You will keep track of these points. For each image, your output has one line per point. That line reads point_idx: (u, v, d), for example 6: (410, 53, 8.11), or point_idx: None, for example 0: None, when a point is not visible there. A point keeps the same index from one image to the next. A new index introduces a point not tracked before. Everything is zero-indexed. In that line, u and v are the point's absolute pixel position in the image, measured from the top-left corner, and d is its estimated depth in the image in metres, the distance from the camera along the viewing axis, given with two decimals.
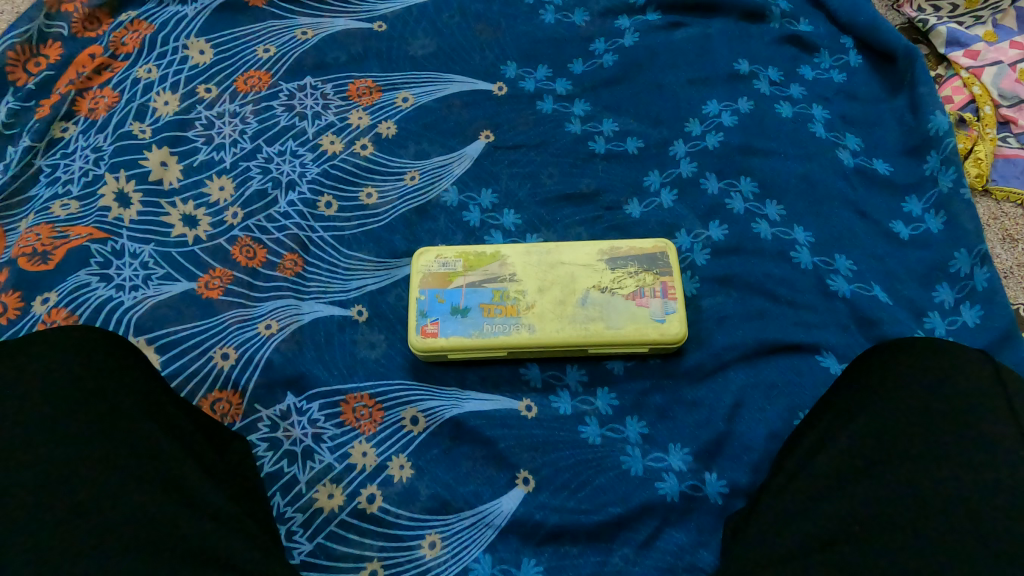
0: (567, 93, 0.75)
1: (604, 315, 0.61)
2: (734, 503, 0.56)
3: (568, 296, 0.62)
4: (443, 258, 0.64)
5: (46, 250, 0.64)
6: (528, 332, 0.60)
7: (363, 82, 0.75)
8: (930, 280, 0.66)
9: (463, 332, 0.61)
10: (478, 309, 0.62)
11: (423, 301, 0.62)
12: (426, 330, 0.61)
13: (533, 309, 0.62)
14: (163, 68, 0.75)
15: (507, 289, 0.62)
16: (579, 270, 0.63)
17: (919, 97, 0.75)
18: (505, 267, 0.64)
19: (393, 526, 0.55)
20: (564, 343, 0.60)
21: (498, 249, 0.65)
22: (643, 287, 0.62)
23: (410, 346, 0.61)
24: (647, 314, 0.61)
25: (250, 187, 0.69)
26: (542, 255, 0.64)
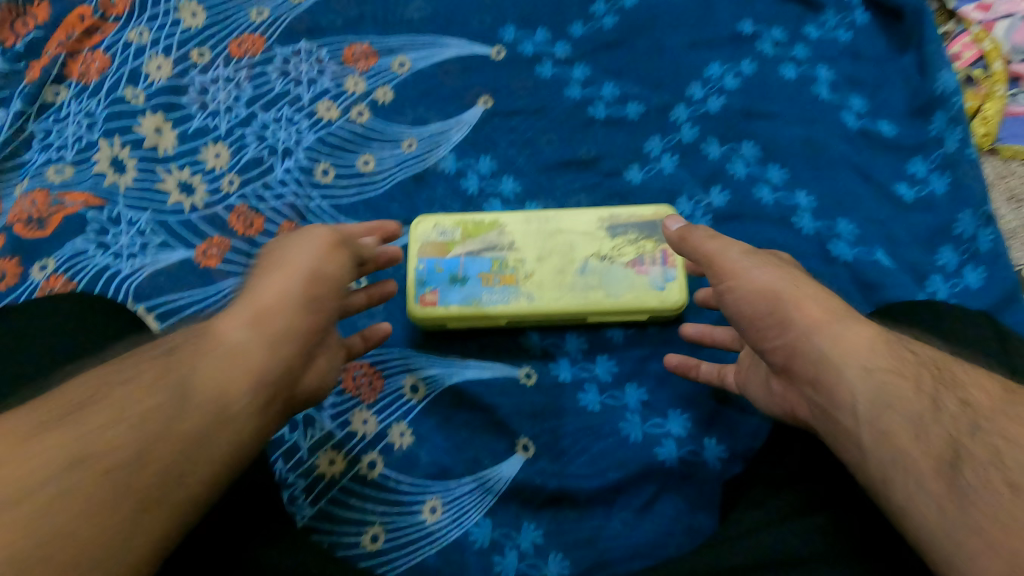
0: (567, 57, 0.74)
1: (603, 284, 0.61)
2: (733, 468, 0.57)
3: (567, 264, 0.61)
4: (441, 226, 0.63)
5: (42, 218, 0.64)
6: (527, 301, 0.60)
7: (358, 46, 0.74)
8: (933, 244, 0.66)
9: (461, 302, 0.60)
10: (477, 279, 0.61)
11: (421, 270, 0.61)
12: (425, 299, 0.60)
13: (533, 278, 0.61)
14: (155, 31, 0.73)
15: (506, 258, 0.62)
16: (579, 238, 0.63)
17: (926, 56, 0.73)
18: (504, 236, 0.63)
19: (394, 491, 0.56)
20: (563, 312, 0.60)
21: (496, 217, 0.64)
22: (643, 255, 0.62)
23: (409, 316, 0.61)
24: (647, 282, 0.61)
25: (246, 154, 0.68)
26: (541, 223, 0.63)
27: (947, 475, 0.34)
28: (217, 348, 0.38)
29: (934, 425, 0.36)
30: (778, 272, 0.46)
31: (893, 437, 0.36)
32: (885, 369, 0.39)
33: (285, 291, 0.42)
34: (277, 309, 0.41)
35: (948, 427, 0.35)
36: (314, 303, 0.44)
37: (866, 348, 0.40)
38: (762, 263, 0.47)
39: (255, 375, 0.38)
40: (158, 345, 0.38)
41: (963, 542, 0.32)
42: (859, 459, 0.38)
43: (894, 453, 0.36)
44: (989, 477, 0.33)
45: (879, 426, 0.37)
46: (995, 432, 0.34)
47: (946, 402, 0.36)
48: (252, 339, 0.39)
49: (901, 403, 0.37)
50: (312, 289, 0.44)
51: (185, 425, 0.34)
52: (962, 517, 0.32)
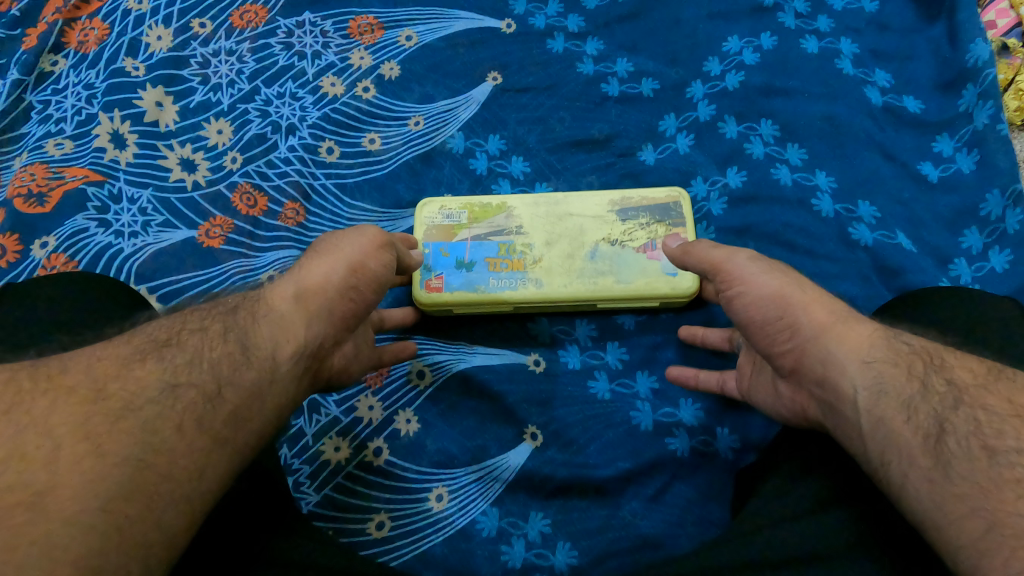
0: (579, 31, 0.71)
1: (614, 269, 0.59)
2: (745, 457, 0.55)
3: (576, 249, 0.60)
4: (448, 210, 0.62)
5: (42, 192, 0.63)
6: (535, 287, 0.59)
7: (364, 19, 0.72)
8: (958, 225, 0.63)
9: (467, 287, 0.59)
10: (483, 264, 0.60)
11: (428, 255, 0.60)
12: (431, 284, 0.59)
13: (541, 263, 0.60)
14: (154, 0, 0.71)
15: (514, 243, 0.61)
16: (588, 222, 0.61)
17: (958, 25, 0.70)
18: (512, 220, 0.62)
19: (400, 478, 0.55)
20: (572, 298, 0.59)
21: (504, 200, 0.63)
22: (655, 240, 0.60)
23: (416, 302, 0.60)
24: (658, 267, 0.59)
25: (249, 131, 0.67)
26: (550, 206, 0.62)
27: (933, 449, 0.34)
28: (267, 317, 0.41)
29: (922, 403, 0.36)
30: (783, 276, 0.45)
31: (887, 420, 0.36)
32: (881, 360, 0.39)
33: (328, 279, 0.44)
34: (319, 293, 0.43)
35: (934, 404, 0.36)
36: (351, 294, 0.45)
37: (864, 341, 0.40)
38: (772, 267, 0.46)
39: (295, 346, 0.41)
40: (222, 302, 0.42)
41: (951, 512, 0.32)
42: (859, 447, 0.38)
43: (889, 436, 0.36)
44: (969, 444, 0.33)
45: (875, 412, 0.37)
46: (975, 406, 0.35)
47: (934, 382, 0.36)
48: (294, 313, 0.42)
49: (893, 388, 0.37)
50: (352, 281, 0.45)
51: (244, 375, 0.38)
52: (948, 487, 0.33)
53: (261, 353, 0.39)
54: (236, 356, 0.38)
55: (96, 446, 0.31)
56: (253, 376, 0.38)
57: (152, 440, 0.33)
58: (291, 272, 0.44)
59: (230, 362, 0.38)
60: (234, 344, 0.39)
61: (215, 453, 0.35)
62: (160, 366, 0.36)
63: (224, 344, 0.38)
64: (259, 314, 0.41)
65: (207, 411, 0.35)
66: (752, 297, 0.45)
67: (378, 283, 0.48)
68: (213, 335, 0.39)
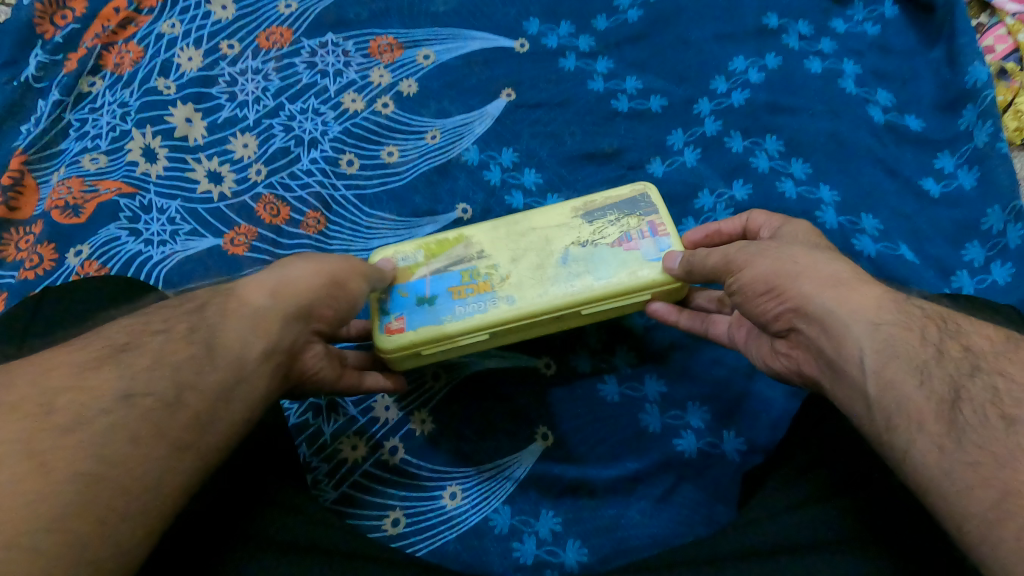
0: (590, 50, 0.74)
1: (590, 267, 0.54)
2: (752, 460, 0.57)
3: (545, 258, 0.55)
4: (401, 253, 0.57)
5: (77, 204, 0.66)
6: (509, 305, 0.53)
7: (384, 39, 0.75)
8: (960, 239, 0.65)
9: (434, 322, 0.53)
10: (447, 294, 0.54)
11: (386, 300, 0.54)
12: (393, 327, 0.53)
13: (510, 280, 0.54)
14: (186, 23, 0.75)
15: (476, 267, 0.55)
16: (553, 232, 0.57)
17: (957, 48, 0.72)
18: (471, 247, 0.56)
19: (415, 477, 0.57)
20: (553, 308, 0.53)
21: (459, 231, 0.57)
22: (629, 232, 0.56)
23: (380, 351, 0.53)
24: (639, 256, 0.55)
25: (274, 144, 0.70)
26: (510, 226, 0.57)
27: (946, 416, 0.34)
28: (242, 313, 0.41)
29: (936, 368, 0.36)
30: (774, 254, 0.45)
31: (897, 384, 0.36)
32: (891, 323, 0.38)
33: (310, 282, 0.45)
34: (298, 291, 0.44)
35: (949, 371, 0.36)
36: (329, 303, 0.46)
37: (871, 305, 0.40)
38: (764, 247, 0.46)
39: (267, 343, 0.41)
40: (190, 299, 0.42)
41: (959, 482, 0.32)
42: (864, 413, 0.38)
43: (898, 400, 0.36)
44: (985, 413, 0.33)
45: (884, 375, 0.37)
46: (993, 373, 0.35)
47: (949, 348, 0.37)
48: (271, 309, 0.42)
49: (905, 351, 0.37)
50: (331, 290, 0.46)
51: (209, 377, 0.37)
52: (957, 455, 0.33)
53: (228, 354, 0.39)
54: (200, 359, 0.37)
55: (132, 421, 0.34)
56: (219, 380, 0.37)
57: (103, 452, 0.32)
58: (276, 269, 0.45)
59: (193, 365, 0.37)
60: (199, 347, 0.38)
61: (176, 462, 0.34)
62: (117, 373, 0.35)
63: (187, 347, 0.38)
64: (230, 311, 0.41)
65: (166, 418, 0.34)
66: (748, 279, 0.46)
67: (355, 302, 0.48)
68: (177, 338, 0.38)
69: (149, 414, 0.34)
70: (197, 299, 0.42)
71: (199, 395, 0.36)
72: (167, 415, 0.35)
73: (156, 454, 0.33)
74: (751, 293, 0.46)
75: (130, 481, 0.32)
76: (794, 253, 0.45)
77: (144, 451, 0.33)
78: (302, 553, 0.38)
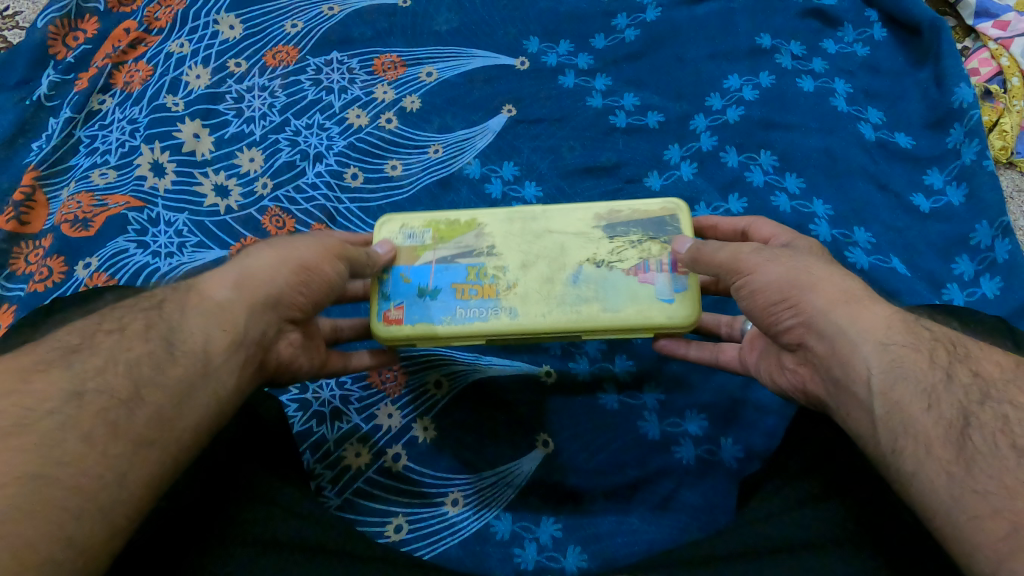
0: (589, 68, 0.76)
1: (600, 294, 0.53)
2: (749, 466, 0.57)
3: (557, 272, 0.55)
4: (409, 228, 0.57)
5: (87, 218, 0.67)
6: (509, 317, 0.53)
7: (388, 57, 0.77)
8: (950, 253, 0.66)
9: (432, 319, 0.54)
10: (451, 291, 0.55)
11: (387, 283, 0.55)
12: (390, 317, 0.54)
13: (516, 289, 0.54)
14: (195, 43, 0.77)
15: (484, 266, 0.55)
16: (570, 240, 0.56)
17: (944, 69, 0.74)
18: (482, 238, 0.57)
19: (417, 484, 0.57)
20: (553, 330, 0.53)
21: (474, 217, 0.58)
22: (648, 260, 0.54)
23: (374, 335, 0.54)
24: (652, 292, 0.53)
25: (279, 159, 0.71)
26: (526, 221, 0.57)
27: (955, 443, 0.35)
28: (200, 307, 0.43)
29: (944, 393, 0.37)
30: (786, 261, 0.46)
31: (904, 407, 0.37)
32: (899, 345, 0.40)
33: (276, 273, 0.47)
34: (262, 282, 0.46)
35: (958, 396, 0.36)
36: (300, 291, 0.48)
37: (881, 324, 0.41)
38: (776, 254, 0.47)
39: (232, 336, 0.42)
40: (148, 295, 0.43)
41: (969, 509, 0.33)
42: (867, 429, 0.39)
43: (904, 423, 0.37)
44: (996, 442, 0.34)
45: (891, 398, 0.38)
46: (1003, 401, 0.36)
47: (959, 373, 0.37)
48: (235, 302, 0.44)
49: (914, 374, 0.38)
50: (302, 278, 0.48)
51: (170, 371, 0.38)
52: (968, 482, 0.33)
53: (188, 347, 0.40)
54: (158, 355, 0.39)
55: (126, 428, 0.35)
56: (181, 372, 0.39)
57: (54, 453, 0.32)
58: (237, 262, 0.47)
59: (152, 361, 0.38)
60: (156, 343, 0.39)
61: (141, 456, 0.35)
62: (64, 374, 0.35)
63: (145, 343, 0.39)
64: (190, 305, 0.43)
65: (125, 416, 0.35)
66: (758, 284, 0.47)
67: (331, 287, 0.50)
68: (132, 335, 0.39)
69: (107, 411, 0.35)
70: (154, 297, 0.43)
71: (159, 390, 0.37)
72: (126, 411, 0.36)
73: (115, 452, 0.34)
74: (762, 302, 0.46)
75: (86, 480, 0.32)
76: (807, 263, 0.46)
77: (100, 448, 0.34)
78: (309, 551, 0.39)
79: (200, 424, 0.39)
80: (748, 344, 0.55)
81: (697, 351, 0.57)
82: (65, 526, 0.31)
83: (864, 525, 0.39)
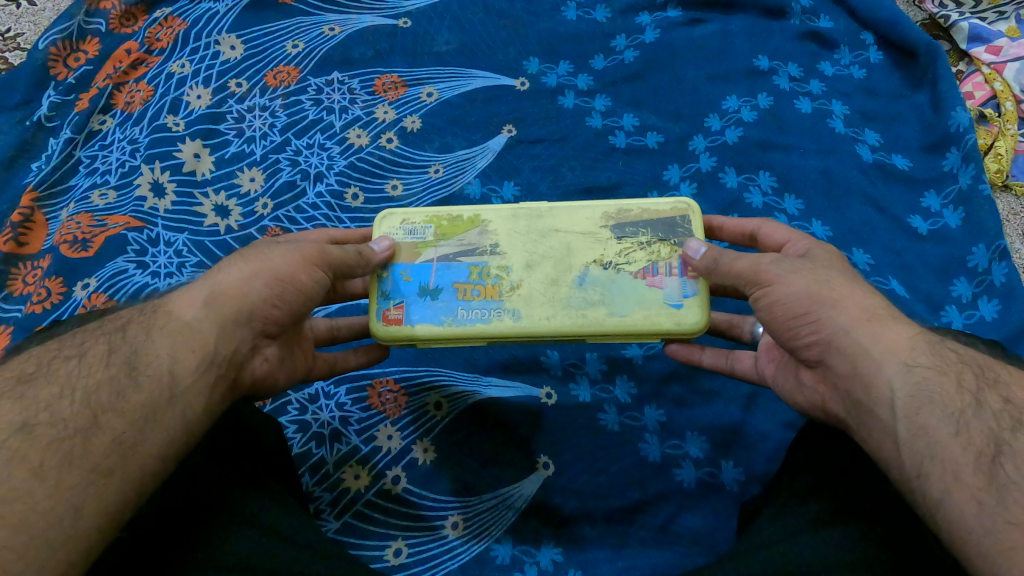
0: (588, 89, 0.77)
1: (606, 298, 0.53)
2: (750, 490, 0.57)
3: (562, 274, 0.54)
4: (410, 224, 0.57)
5: (86, 238, 0.67)
6: (512, 319, 0.53)
7: (389, 77, 0.77)
8: (948, 275, 0.67)
9: (433, 320, 0.54)
10: (452, 291, 0.54)
11: (387, 281, 0.55)
12: (390, 317, 0.54)
13: (519, 290, 0.54)
14: (196, 63, 0.77)
15: (487, 265, 0.55)
16: (576, 239, 0.55)
17: (940, 94, 0.75)
18: (485, 236, 0.56)
19: (418, 506, 0.57)
20: (555, 332, 0.53)
21: (477, 212, 0.57)
22: (656, 263, 0.54)
23: (373, 334, 0.54)
24: (660, 297, 0.53)
25: (280, 178, 0.71)
26: (532, 219, 0.56)
27: (987, 470, 0.35)
28: (165, 329, 0.43)
29: (974, 419, 0.37)
30: (810, 274, 0.46)
31: (931, 431, 0.37)
32: (925, 367, 0.40)
33: (248, 287, 0.46)
34: (233, 298, 0.45)
35: (989, 422, 0.37)
36: (274, 304, 0.47)
37: (906, 345, 0.41)
38: (796, 266, 0.47)
39: (202, 356, 0.43)
40: (113, 319, 0.44)
41: (1002, 540, 0.33)
42: (892, 455, 0.39)
43: (931, 444, 0.37)
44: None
45: (916, 421, 0.38)
46: None
47: (988, 399, 0.38)
48: (204, 320, 0.44)
49: (941, 399, 0.38)
50: (276, 292, 0.47)
51: (132, 397, 0.39)
52: (1001, 513, 0.34)
53: (152, 371, 0.41)
54: (120, 380, 0.39)
55: (95, 466, 0.36)
56: (142, 398, 0.39)
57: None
58: (208, 277, 0.47)
59: (113, 387, 0.39)
60: (117, 369, 0.40)
61: (95, 488, 0.36)
62: (16, 406, 0.36)
63: (105, 369, 0.40)
64: (156, 327, 0.43)
65: (80, 447, 0.36)
66: (780, 296, 0.46)
67: (311, 296, 0.49)
68: (92, 361, 0.40)
69: (60, 442, 0.36)
70: (119, 319, 0.44)
71: (119, 417, 0.38)
72: (82, 439, 0.36)
73: (69, 483, 0.35)
74: (783, 316, 0.46)
75: (33, 514, 0.33)
76: (830, 278, 0.46)
77: (50, 480, 0.35)
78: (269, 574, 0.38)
79: (167, 448, 0.39)
80: (765, 354, 0.55)
81: (712, 357, 0.56)
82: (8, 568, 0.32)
83: (880, 545, 0.39)
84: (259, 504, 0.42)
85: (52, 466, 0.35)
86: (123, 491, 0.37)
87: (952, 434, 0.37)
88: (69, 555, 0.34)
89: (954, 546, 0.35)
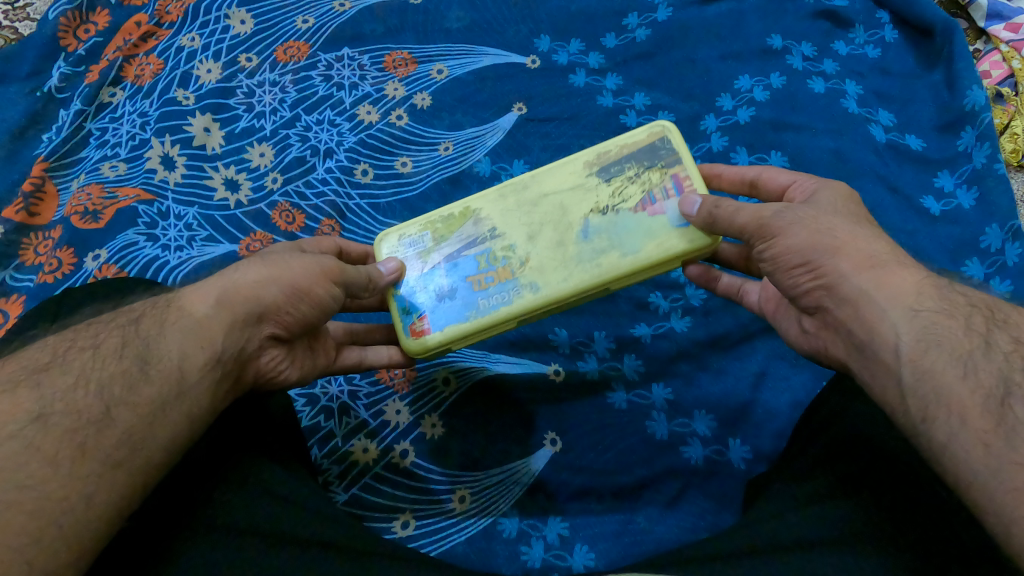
0: (600, 67, 0.76)
1: (615, 241, 0.52)
2: (757, 468, 0.57)
3: (566, 233, 0.54)
4: (408, 237, 0.58)
5: (97, 209, 0.68)
6: (532, 292, 0.53)
7: (399, 53, 0.77)
8: (961, 256, 0.66)
9: (458, 319, 0.54)
10: (467, 286, 0.55)
11: (402, 299, 0.55)
12: (416, 329, 0.54)
13: (529, 263, 0.54)
14: (206, 37, 0.77)
15: (491, 250, 0.55)
16: (568, 196, 0.55)
17: (955, 73, 0.74)
18: (480, 224, 0.56)
19: (425, 480, 0.58)
20: (578, 292, 0.52)
21: (465, 205, 0.57)
22: (651, 191, 0.53)
23: (406, 351, 0.55)
24: (666, 222, 0.52)
25: (290, 154, 0.71)
26: (519, 193, 0.56)
27: (995, 413, 0.35)
28: (177, 324, 0.43)
29: (983, 361, 0.36)
30: (814, 224, 0.45)
31: (936, 374, 0.37)
32: (932, 311, 0.40)
33: (262, 290, 0.46)
34: (246, 298, 0.46)
35: (998, 364, 0.36)
36: (289, 310, 0.48)
37: (912, 290, 0.41)
38: (802, 216, 0.46)
39: (209, 353, 0.43)
40: (126, 312, 0.44)
41: (1010, 482, 0.33)
42: (897, 398, 0.39)
43: (937, 390, 0.37)
44: None
45: (922, 364, 0.38)
46: None
47: (997, 341, 0.37)
48: (215, 316, 0.44)
49: (948, 340, 0.38)
50: (292, 300, 0.48)
51: (142, 390, 0.39)
52: (1008, 454, 0.33)
53: (163, 366, 0.41)
54: (132, 374, 0.40)
55: (106, 458, 0.36)
56: (153, 392, 0.40)
57: (13, 476, 0.34)
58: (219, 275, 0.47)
59: (122, 381, 0.39)
60: (131, 361, 0.40)
61: (105, 478, 0.36)
62: (29, 396, 0.37)
63: (119, 361, 0.40)
64: (169, 321, 0.43)
65: (92, 438, 0.37)
66: (782, 247, 0.46)
67: (324, 309, 0.50)
68: (102, 352, 0.40)
69: (72, 431, 0.36)
70: (131, 312, 0.44)
71: (130, 410, 0.38)
72: (94, 429, 0.37)
73: (81, 472, 0.35)
74: (786, 264, 0.46)
75: (48, 503, 0.34)
76: (833, 224, 0.45)
77: (60, 469, 0.35)
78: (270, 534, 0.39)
79: (173, 439, 0.40)
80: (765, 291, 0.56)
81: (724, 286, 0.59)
82: (19, 549, 0.32)
83: (895, 523, 0.38)
84: (268, 474, 0.43)
85: (64, 455, 0.35)
86: (130, 480, 0.37)
87: (958, 376, 0.36)
88: (79, 540, 0.34)
89: (961, 491, 0.35)
